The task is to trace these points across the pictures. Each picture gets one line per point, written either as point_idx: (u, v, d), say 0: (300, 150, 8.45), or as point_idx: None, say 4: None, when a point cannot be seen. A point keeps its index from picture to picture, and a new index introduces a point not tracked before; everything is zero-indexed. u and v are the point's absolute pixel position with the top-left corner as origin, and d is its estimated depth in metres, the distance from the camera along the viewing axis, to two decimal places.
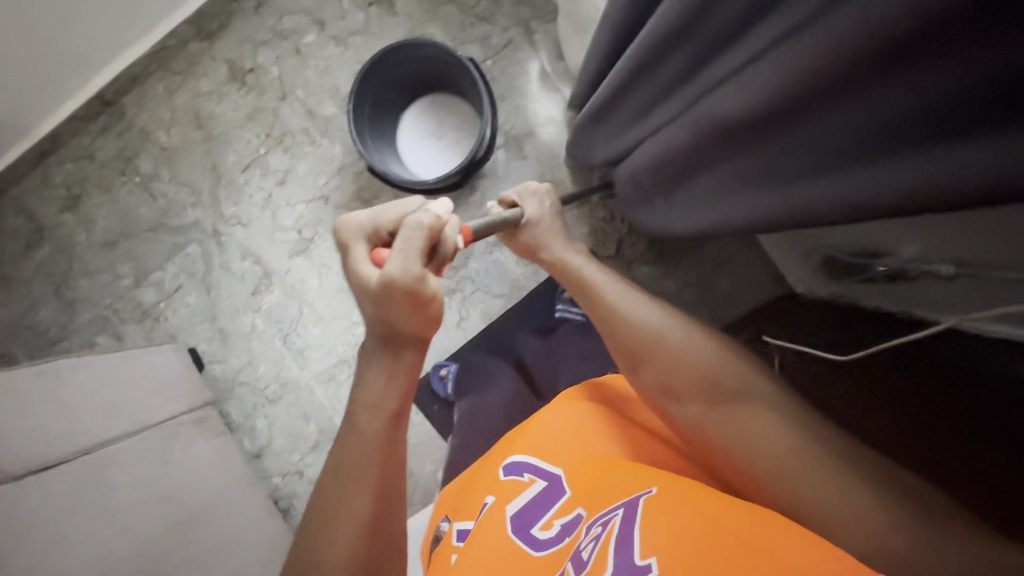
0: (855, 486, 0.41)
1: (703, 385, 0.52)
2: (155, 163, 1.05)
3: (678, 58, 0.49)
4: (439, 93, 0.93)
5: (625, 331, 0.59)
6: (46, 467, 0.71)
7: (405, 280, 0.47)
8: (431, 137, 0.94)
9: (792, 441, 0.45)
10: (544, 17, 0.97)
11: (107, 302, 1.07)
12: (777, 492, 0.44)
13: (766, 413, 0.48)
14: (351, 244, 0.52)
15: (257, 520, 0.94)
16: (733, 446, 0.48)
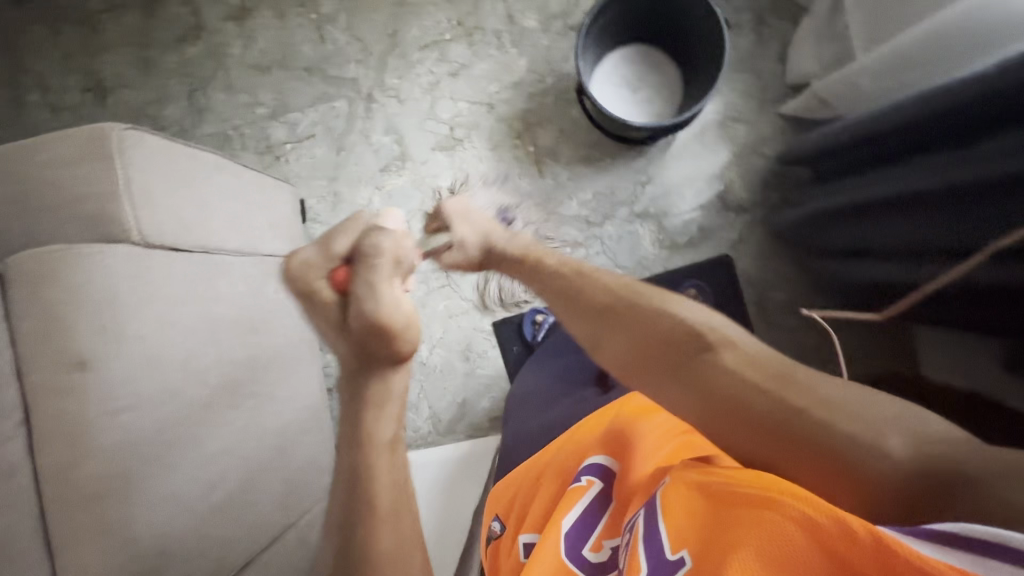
0: (824, 418, 0.36)
1: (656, 348, 0.44)
2: (336, 8, 1.02)
3: (889, 193, 0.63)
4: (650, 47, 0.93)
5: (572, 304, 0.51)
6: (175, 248, 0.67)
7: (386, 314, 0.47)
8: (625, 87, 0.93)
9: (765, 395, 0.38)
10: (779, 16, 0.94)
11: (236, 123, 1.04)
12: (765, 450, 0.38)
13: (734, 364, 0.41)
14: (313, 285, 0.49)
15: (310, 387, 0.92)
16: (699, 406, 0.41)
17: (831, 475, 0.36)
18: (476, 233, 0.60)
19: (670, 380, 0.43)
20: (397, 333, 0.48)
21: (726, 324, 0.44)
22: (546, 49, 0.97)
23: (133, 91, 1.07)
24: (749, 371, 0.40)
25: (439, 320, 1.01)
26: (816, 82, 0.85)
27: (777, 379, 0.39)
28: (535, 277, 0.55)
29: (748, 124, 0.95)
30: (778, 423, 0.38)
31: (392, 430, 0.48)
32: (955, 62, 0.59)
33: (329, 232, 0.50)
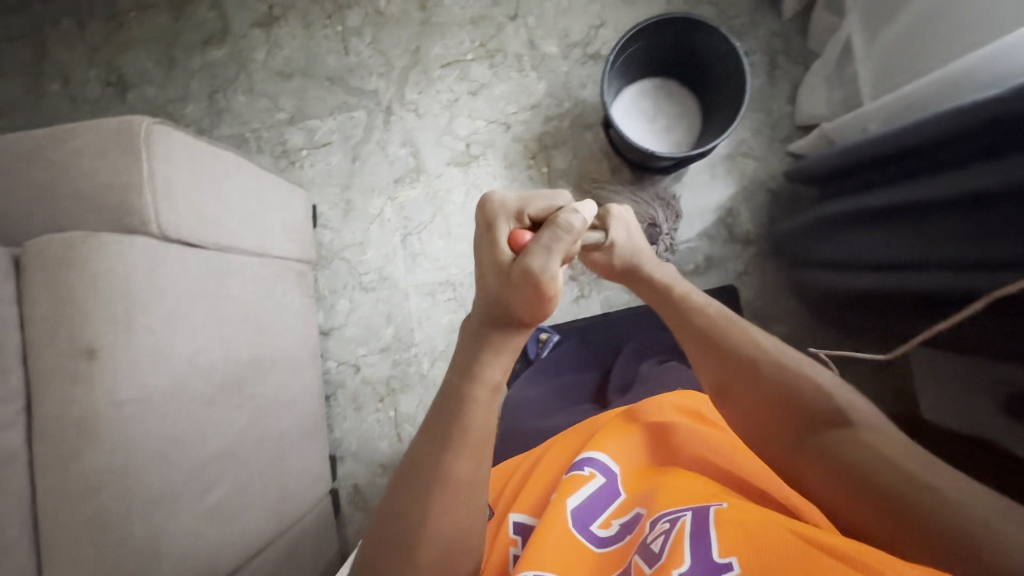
0: (962, 505, 0.41)
1: (789, 410, 0.50)
2: (362, 22, 1.04)
3: (891, 203, 0.64)
4: (670, 81, 0.97)
5: (712, 358, 0.56)
6: (188, 243, 0.67)
7: (541, 275, 0.50)
8: (644, 117, 0.96)
9: (899, 472, 0.44)
10: (793, 59, 0.96)
11: (255, 126, 1.06)
12: (878, 521, 0.44)
13: (862, 440, 0.46)
14: (497, 223, 0.56)
15: (309, 393, 0.91)
16: (836, 477, 0.46)
17: (937, 547, 0.40)
18: (626, 243, 0.70)
19: (801, 442, 0.49)
20: (545, 299, 0.52)
21: (863, 403, 0.49)
22: (565, 75, 0.99)
23: (155, 88, 1.08)
24: (884, 449, 0.45)
25: (443, 333, 1.00)
26: (826, 122, 0.88)
27: (924, 466, 0.44)
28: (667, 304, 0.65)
29: (757, 160, 0.97)
30: (902, 496, 0.43)
31: (498, 375, 0.53)
32: (970, 86, 0.59)
33: (531, 195, 0.58)
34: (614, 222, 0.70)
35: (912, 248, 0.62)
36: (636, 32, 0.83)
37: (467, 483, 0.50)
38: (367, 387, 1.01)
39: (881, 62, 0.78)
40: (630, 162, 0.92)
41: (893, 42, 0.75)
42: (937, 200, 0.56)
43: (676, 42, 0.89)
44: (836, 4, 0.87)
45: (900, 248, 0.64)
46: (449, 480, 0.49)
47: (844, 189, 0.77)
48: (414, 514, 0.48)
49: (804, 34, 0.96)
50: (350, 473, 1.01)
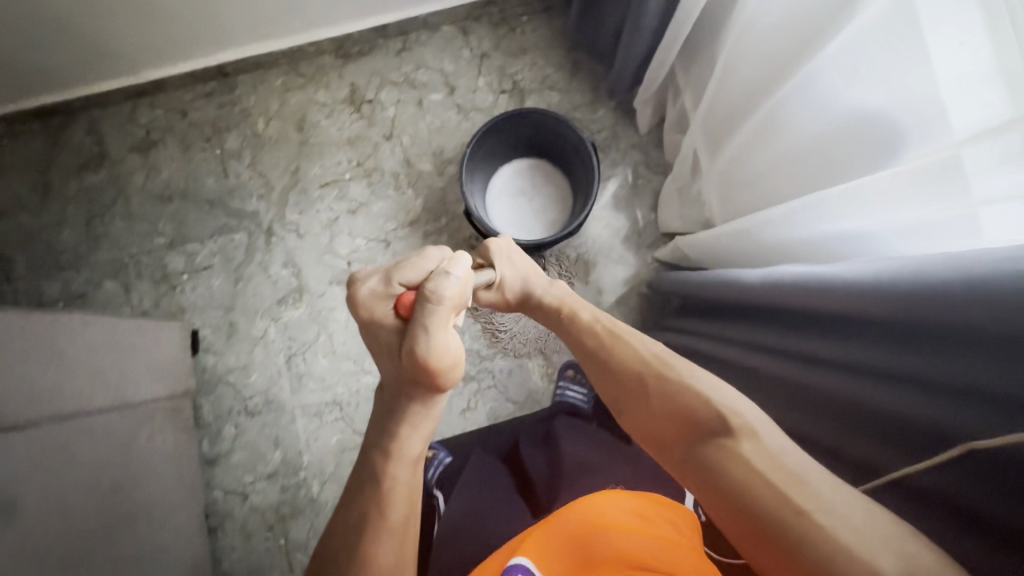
0: (825, 524, 0.33)
1: (679, 422, 0.48)
2: (241, 144, 1.06)
3: (762, 331, 0.64)
4: (540, 159, 1.01)
5: (614, 380, 0.58)
6: (21, 426, 0.65)
7: (436, 359, 0.48)
8: (519, 198, 1.00)
9: (765, 481, 0.37)
10: (652, 169, 1.03)
11: (133, 251, 1.05)
12: (751, 545, 0.37)
13: (742, 449, 0.41)
14: (373, 313, 0.54)
15: (185, 535, 0.88)
16: (707, 492, 0.41)
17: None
18: (517, 276, 0.75)
19: (686, 454, 0.45)
20: (440, 371, 0.48)
21: (753, 412, 0.44)
22: (440, 191, 1.02)
23: (29, 216, 1.06)
24: (760, 460, 0.39)
25: (331, 454, 0.99)
26: (680, 236, 0.93)
27: (787, 478, 0.37)
28: (571, 334, 0.66)
29: (627, 266, 1.01)
30: (756, 504, 0.37)
31: (419, 448, 0.50)
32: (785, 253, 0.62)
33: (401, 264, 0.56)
34: (497, 257, 0.74)
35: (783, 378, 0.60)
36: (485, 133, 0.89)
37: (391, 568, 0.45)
38: (255, 515, 0.99)
39: (718, 186, 0.83)
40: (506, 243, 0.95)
41: (723, 170, 0.80)
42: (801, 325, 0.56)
43: (531, 131, 0.93)
44: (681, 125, 0.94)
45: (776, 382, 0.62)
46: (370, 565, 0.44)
47: (715, 316, 0.79)
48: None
49: (660, 146, 1.03)
50: None
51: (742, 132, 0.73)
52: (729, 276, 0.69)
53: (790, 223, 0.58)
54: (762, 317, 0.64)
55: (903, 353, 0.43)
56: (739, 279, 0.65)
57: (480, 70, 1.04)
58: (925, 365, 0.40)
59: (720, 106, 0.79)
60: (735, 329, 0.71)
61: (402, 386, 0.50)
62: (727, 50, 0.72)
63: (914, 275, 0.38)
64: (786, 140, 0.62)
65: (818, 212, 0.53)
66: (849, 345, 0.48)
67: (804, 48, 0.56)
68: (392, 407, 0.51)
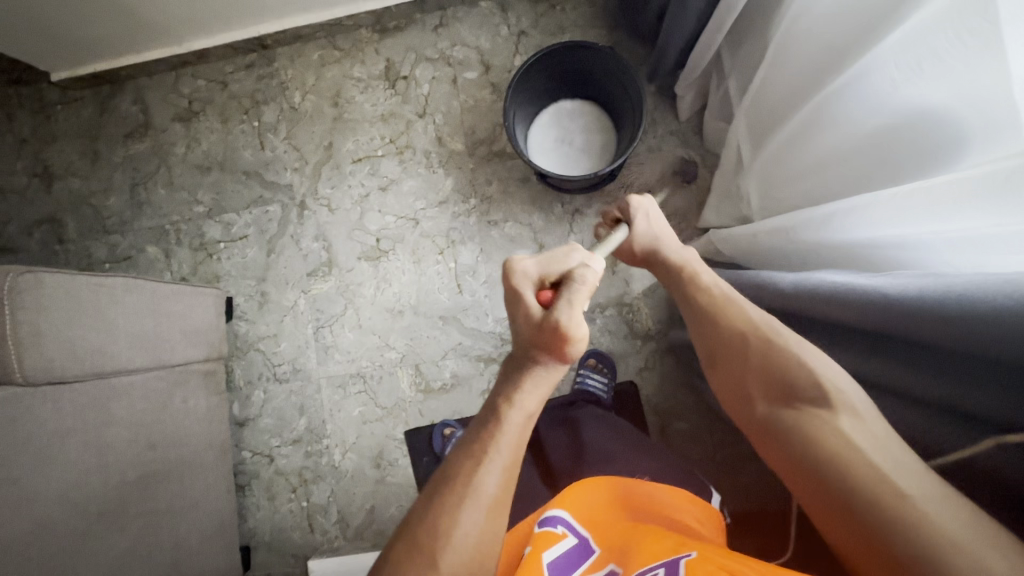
0: (925, 510, 0.36)
1: (774, 385, 0.49)
2: (278, 118, 1.07)
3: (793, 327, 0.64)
4: (564, 100, 0.95)
5: (711, 334, 0.58)
6: (64, 381, 0.69)
7: (571, 329, 0.50)
8: (562, 147, 0.94)
9: (862, 460, 0.40)
10: (689, 158, 0.99)
11: (174, 218, 1.08)
12: (845, 525, 0.39)
13: (840, 424, 0.43)
14: (518, 283, 0.54)
15: (214, 492, 0.93)
16: (794, 459, 0.44)
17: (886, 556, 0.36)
18: (646, 233, 0.70)
19: (775, 416, 0.48)
20: (571, 341, 0.50)
21: (856, 388, 0.45)
22: (471, 172, 1.02)
23: (79, 180, 1.11)
24: (861, 439, 0.41)
25: (353, 425, 1.02)
26: (715, 230, 0.90)
27: (889, 462, 0.39)
28: (680, 292, 0.64)
29: None
30: (861, 483, 0.39)
31: (537, 403, 0.50)
32: (819, 259, 0.61)
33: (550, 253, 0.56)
34: (636, 212, 0.70)
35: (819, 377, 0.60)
36: (531, 64, 0.83)
37: (497, 501, 0.46)
38: (280, 477, 1.03)
39: (760, 183, 0.80)
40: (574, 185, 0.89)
41: (766, 163, 0.77)
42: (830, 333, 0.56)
43: (583, 68, 0.87)
44: (725, 113, 0.90)
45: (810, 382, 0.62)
46: (478, 493, 0.45)
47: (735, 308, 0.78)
48: (442, 519, 0.44)
49: (700, 133, 1.00)
50: (263, 562, 1.03)
51: (788, 124, 0.69)
52: (753, 278, 0.68)
53: (828, 226, 0.56)
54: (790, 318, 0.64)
55: (929, 377, 0.42)
56: (759, 290, 0.65)
57: (517, 49, 1.02)
58: (952, 395, 0.40)
59: (768, 95, 0.75)
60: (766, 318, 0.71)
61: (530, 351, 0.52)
62: (781, 34, 0.68)
63: (939, 298, 0.37)
64: (834, 137, 0.59)
65: (852, 219, 0.52)
66: (881, 362, 0.48)
67: (862, 38, 0.52)
68: (515, 367, 0.52)
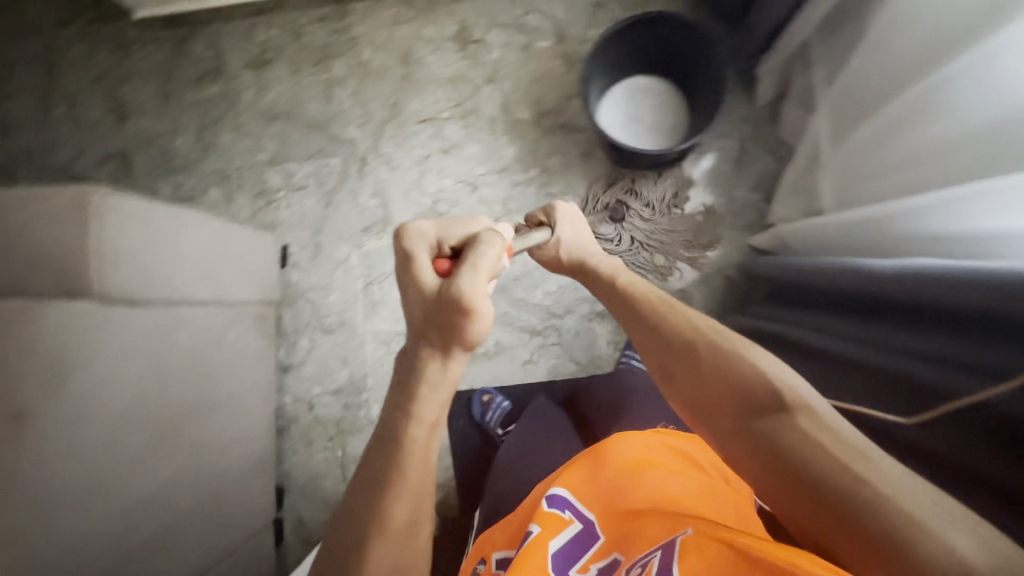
0: (890, 494, 0.36)
1: (730, 392, 0.49)
2: (347, 72, 1.08)
3: (835, 279, 0.65)
4: (638, 77, 0.92)
5: (659, 344, 0.58)
6: (135, 303, 0.71)
7: (469, 293, 0.49)
8: (632, 122, 0.91)
9: (827, 456, 0.40)
10: (761, 147, 0.97)
11: (238, 163, 1.11)
12: (822, 528, 0.38)
13: (800, 424, 0.43)
14: (415, 250, 0.55)
15: (256, 431, 0.96)
16: (762, 463, 0.43)
17: (867, 549, 0.35)
18: (573, 237, 0.73)
19: (734, 427, 0.47)
20: (468, 318, 0.49)
21: (806, 389, 0.46)
22: (534, 141, 1.01)
23: (150, 119, 1.14)
24: (821, 434, 0.41)
25: None
26: (783, 223, 0.88)
27: (851, 453, 0.39)
28: (624, 307, 0.64)
29: (715, 244, 0.97)
30: (827, 484, 0.38)
31: (436, 412, 0.51)
32: (902, 249, 0.59)
33: (449, 224, 0.59)
34: (559, 220, 0.74)
35: (854, 330, 0.61)
36: (617, 29, 0.81)
37: (407, 529, 0.47)
38: (318, 425, 1.05)
39: (841, 176, 0.77)
40: (645, 161, 0.87)
41: (853, 157, 0.74)
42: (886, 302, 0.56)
43: (671, 44, 0.85)
44: (806, 100, 0.87)
45: (840, 332, 0.64)
46: (388, 523, 0.46)
47: (793, 262, 0.79)
48: (352, 556, 0.45)
49: (775, 122, 0.97)
50: (294, 504, 1.05)
51: (882, 114, 0.67)
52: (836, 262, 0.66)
53: (929, 216, 0.54)
54: (837, 271, 0.64)
55: (981, 345, 0.42)
56: (841, 269, 0.63)
57: (593, 20, 1.01)
58: (1000, 362, 0.40)
59: (863, 84, 0.72)
60: (812, 268, 0.71)
61: (424, 331, 0.51)
62: (888, 13, 0.65)
63: None
64: (934, 129, 0.57)
65: (957, 209, 0.50)
66: (934, 335, 0.48)
67: (979, 23, 0.50)
68: (418, 350, 0.51)
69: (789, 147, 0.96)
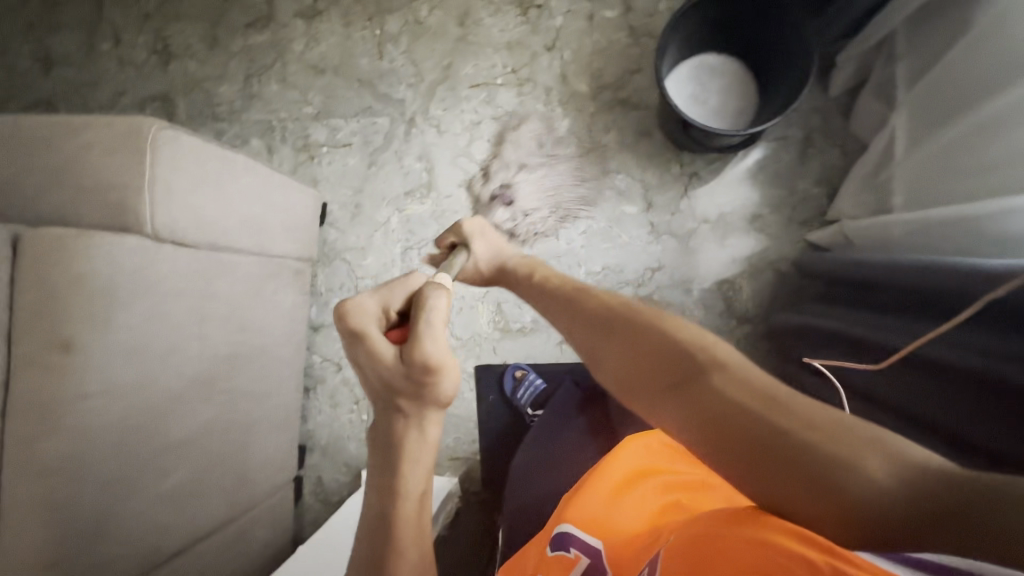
0: (808, 436, 0.32)
1: (643, 359, 0.43)
2: (401, 29, 1.04)
3: (898, 273, 0.64)
4: (709, 53, 0.88)
5: (571, 320, 0.53)
6: (183, 244, 0.70)
7: (437, 356, 0.47)
8: (699, 101, 0.87)
9: (740, 409, 0.35)
10: (828, 139, 0.93)
11: (282, 115, 1.08)
12: (753, 481, 0.33)
13: (710, 380, 0.37)
14: (362, 322, 0.51)
15: (285, 387, 0.95)
16: (684, 426, 0.37)
17: (812, 494, 0.31)
18: (489, 250, 0.69)
19: (650, 395, 0.41)
20: (437, 377, 0.47)
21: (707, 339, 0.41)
22: (590, 116, 0.98)
23: (196, 63, 1.12)
24: (732, 384, 0.36)
25: None
26: (848, 219, 0.85)
27: (762, 400, 0.35)
28: (540, 295, 0.59)
29: (770, 237, 0.94)
30: (754, 434, 0.33)
31: (421, 483, 0.47)
32: (990, 250, 0.58)
33: (387, 289, 0.55)
34: (473, 235, 0.70)
35: (911, 329, 0.60)
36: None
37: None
38: (346, 387, 1.05)
39: (916, 174, 0.74)
40: (711, 142, 0.83)
41: (932, 156, 0.71)
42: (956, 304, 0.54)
43: (754, 21, 0.82)
44: (885, 93, 0.84)
45: (893, 327, 0.63)
46: None
47: (845, 258, 0.78)
48: None
49: (845, 114, 0.93)
50: (316, 464, 1.05)
51: (974, 111, 0.64)
52: (907, 257, 0.65)
53: None
54: (902, 266, 0.63)
55: None
56: (915, 264, 0.61)
57: None
58: None
59: (955, 78, 0.68)
60: (870, 264, 0.70)
61: (390, 402, 0.48)
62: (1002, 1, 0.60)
63: None
64: None
65: None
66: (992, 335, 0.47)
67: None
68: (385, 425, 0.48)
69: (859, 142, 0.92)
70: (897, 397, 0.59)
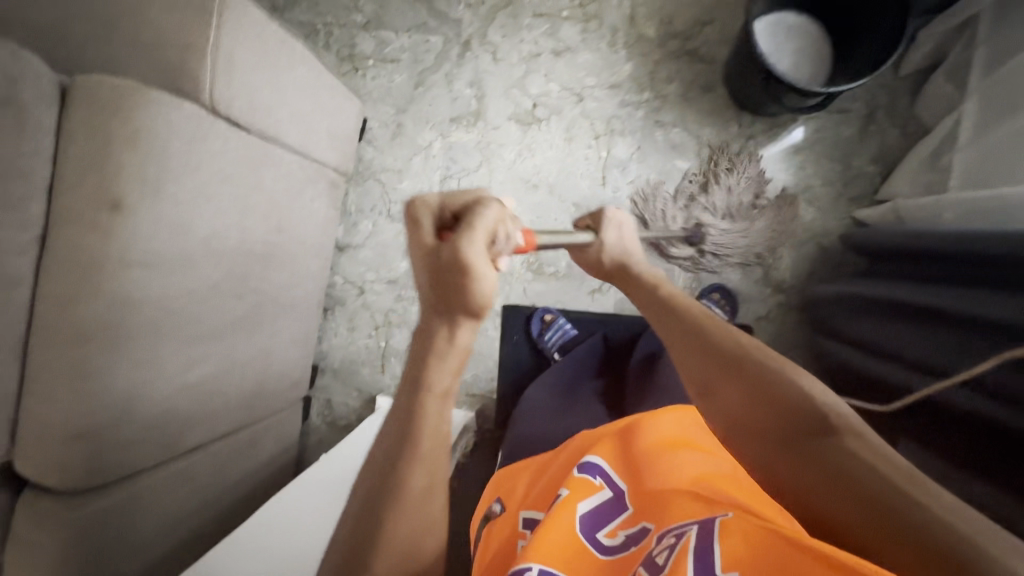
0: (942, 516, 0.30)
1: (775, 409, 0.40)
2: None
3: (937, 240, 0.64)
4: (788, 12, 0.86)
5: (692, 351, 0.49)
6: (237, 124, 0.65)
7: (463, 267, 0.39)
8: (780, 56, 0.85)
9: (880, 476, 0.33)
10: (890, 119, 0.92)
11: (328, 19, 1.02)
12: (872, 534, 0.32)
13: (850, 446, 0.36)
14: (411, 222, 0.44)
15: (309, 302, 0.92)
16: (812, 481, 0.36)
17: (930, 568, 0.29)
18: (616, 244, 0.66)
19: (778, 442, 0.39)
20: (465, 287, 0.39)
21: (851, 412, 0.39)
22: (654, 63, 0.95)
23: None
24: (873, 457, 0.35)
25: None
26: (901, 199, 0.84)
27: (907, 479, 0.33)
28: (659, 311, 0.56)
29: (818, 211, 0.93)
30: (878, 490, 0.33)
31: (447, 383, 0.43)
32: None
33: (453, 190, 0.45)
34: (605, 222, 0.67)
35: (947, 293, 0.61)
36: None
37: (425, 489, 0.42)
38: (365, 312, 1.02)
39: (979, 159, 0.74)
40: (793, 99, 0.81)
41: (999, 142, 0.71)
42: (999, 263, 0.55)
43: None
44: (958, 75, 0.83)
45: (928, 292, 0.64)
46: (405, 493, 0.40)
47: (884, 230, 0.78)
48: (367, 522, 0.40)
49: (911, 96, 0.92)
50: (327, 386, 1.03)
51: None
52: (948, 227, 0.65)
53: None
54: (944, 234, 0.63)
55: None
56: (965, 227, 0.61)
57: None
58: None
59: None
60: (910, 231, 0.71)
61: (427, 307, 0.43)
62: None
63: None
64: None
65: None
66: None
67: None
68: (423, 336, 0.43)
69: (922, 126, 0.91)
70: (936, 356, 0.61)
